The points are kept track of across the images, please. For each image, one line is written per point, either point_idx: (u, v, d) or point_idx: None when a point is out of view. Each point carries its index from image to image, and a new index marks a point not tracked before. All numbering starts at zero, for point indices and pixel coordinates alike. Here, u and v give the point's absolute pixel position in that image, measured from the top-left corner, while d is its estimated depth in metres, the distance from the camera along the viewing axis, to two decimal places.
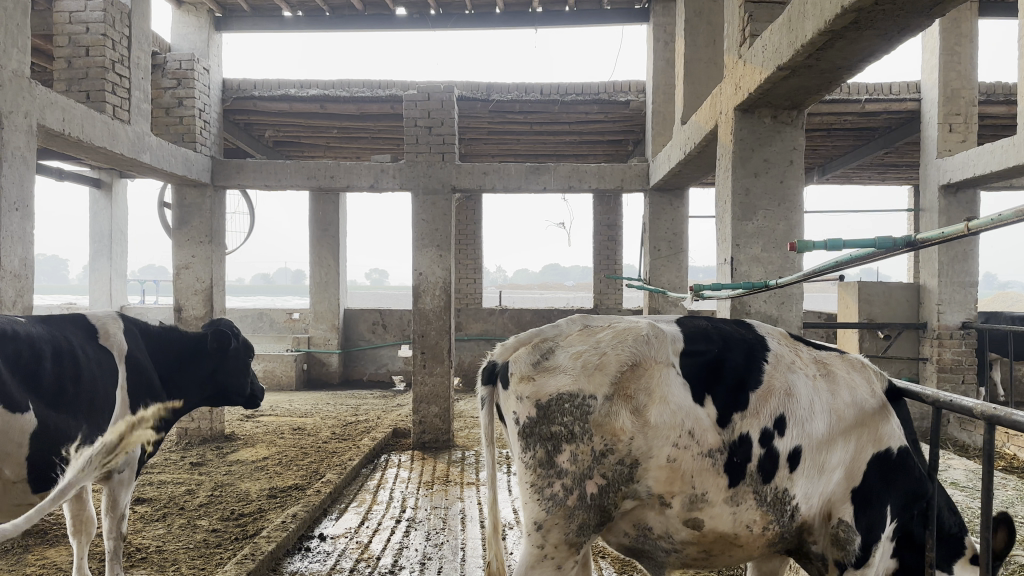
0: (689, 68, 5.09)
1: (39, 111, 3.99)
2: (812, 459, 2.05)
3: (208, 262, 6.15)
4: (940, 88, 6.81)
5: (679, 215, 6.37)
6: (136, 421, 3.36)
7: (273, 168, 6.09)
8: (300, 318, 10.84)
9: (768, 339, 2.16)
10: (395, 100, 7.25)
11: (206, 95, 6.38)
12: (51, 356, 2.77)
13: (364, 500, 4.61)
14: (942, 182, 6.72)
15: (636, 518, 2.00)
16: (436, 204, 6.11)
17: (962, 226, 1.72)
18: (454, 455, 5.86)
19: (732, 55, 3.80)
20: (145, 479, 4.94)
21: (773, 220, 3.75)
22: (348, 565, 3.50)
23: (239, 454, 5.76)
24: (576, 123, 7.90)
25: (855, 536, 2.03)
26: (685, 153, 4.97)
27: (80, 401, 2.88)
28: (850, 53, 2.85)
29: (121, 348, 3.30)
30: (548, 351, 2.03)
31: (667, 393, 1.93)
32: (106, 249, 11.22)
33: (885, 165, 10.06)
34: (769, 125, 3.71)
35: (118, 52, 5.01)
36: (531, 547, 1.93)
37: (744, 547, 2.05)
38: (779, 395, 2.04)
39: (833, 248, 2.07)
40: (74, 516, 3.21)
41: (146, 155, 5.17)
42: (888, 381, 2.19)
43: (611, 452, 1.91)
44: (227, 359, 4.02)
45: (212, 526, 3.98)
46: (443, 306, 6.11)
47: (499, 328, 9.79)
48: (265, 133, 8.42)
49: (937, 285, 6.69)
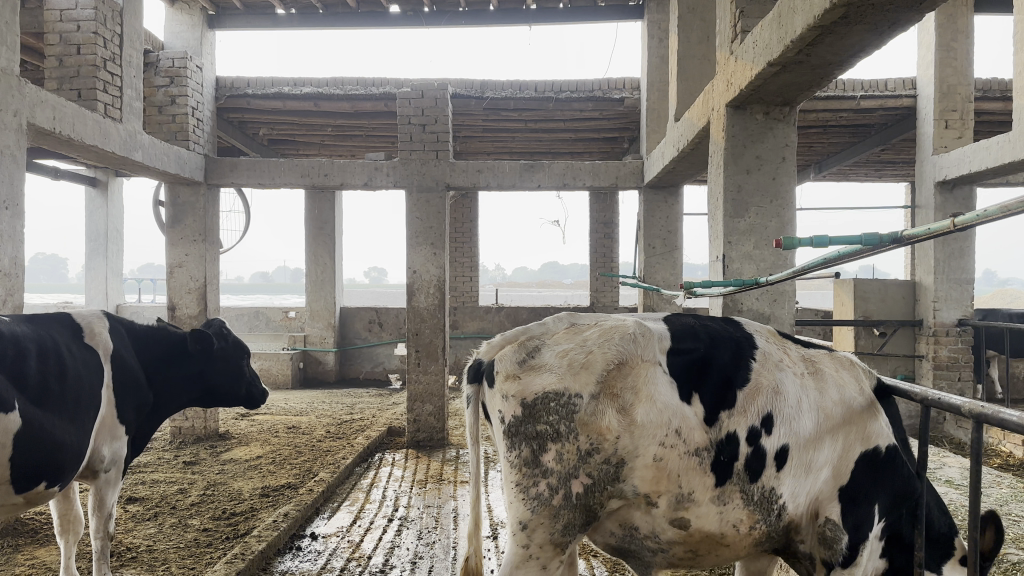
0: (683, 66, 5.07)
1: (28, 110, 3.95)
2: (799, 459, 2.03)
3: (201, 260, 6.11)
4: (935, 84, 6.79)
5: (674, 212, 6.36)
6: (122, 420, 3.33)
7: (266, 166, 6.05)
8: (296, 317, 10.79)
9: (756, 337, 2.14)
10: (390, 97, 7.21)
11: (198, 92, 6.35)
12: (35, 355, 2.75)
13: (356, 500, 4.59)
14: (939, 179, 6.71)
15: (623, 518, 1.98)
16: (431, 201, 6.08)
17: (949, 221, 1.71)
18: (449, 453, 5.84)
19: (724, 51, 3.78)
20: (136, 479, 4.91)
21: (765, 217, 3.73)
22: (338, 565, 3.47)
23: (232, 453, 5.73)
24: (571, 121, 7.86)
25: (843, 535, 2.01)
26: (679, 150, 4.95)
27: (66, 399, 2.86)
28: (841, 48, 2.83)
29: (106, 347, 3.28)
30: (534, 350, 2.01)
31: (653, 391, 1.92)
32: (101, 248, 11.18)
33: (881, 162, 10.05)
34: (761, 121, 3.69)
35: (110, 51, 4.97)
36: (515, 547, 1.91)
37: (731, 547, 2.03)
38: (767, 393, 2.02)
39: (820, 245, 2.06)
40: (60, 516, 3.18)
41: (138, 154, 5.12)
42: (877, 380, 2.17)
43: (597, 451, 1.89)
44: (216, 359, 4.01)
45: (203, 526, 3.95)
46: (437, 304, 6.08)
47: (495, 326, 9.77)
48: (259, 131, 8.38)
49: (933, 282, 6.68)
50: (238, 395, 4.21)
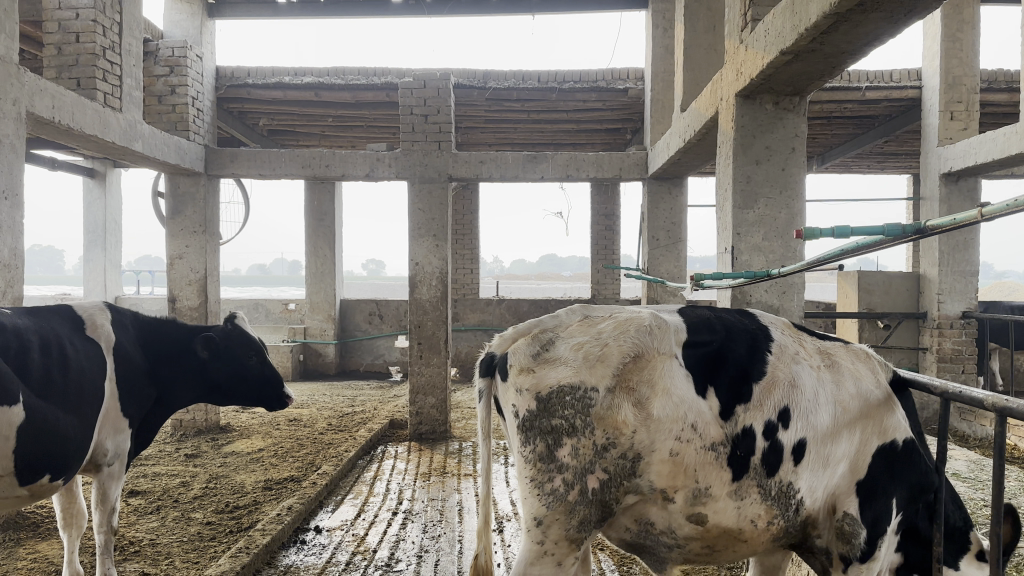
0: (689, 55, 5.00)
1: (28, 98, 3.89)
2: (817, 453, 2.00)
3: (202, 252, 6.06)
4: (941, 75, 6.73)
5: (678, 203, 6.31)
6: (126, 414, 3.31)
7: (266, 157, 5.98)
8: (296, 309, 10.76)
9: (772, 330, 2.10)
10: (391, 88, 7.17)
11: (199, 82, 6.29)
12: (38, 347, 2.71)
13: (360, 493, 4.57)
14: (944, 170, 6.67)
15: (638, 513, 1.95)
16: (433, 192, 6.02)
17: (974, 212, 1.66)
18: (452, 446, 5.82)
19: (733, 40, 3.73)
20: (137, 472, 4.88)
21: (774, 208, 3.69)
22: (344, 559, 3.45)
23: (235, 446, 5.70)
24: (574, 112, 7.81)
25: (861, 530, 1.98)
26: (685, 141, 4.90)
27: (69, 392, 2.82)
28: (855, 36, 2.78)
29: (109, 339, 3.25)
30: (547, 343, 1.97)
31: (670, 385, 1.88)
32: (100, 239, 11.12)
33: (885, 153, 10.00)
34: (771, 111, 3.64)
35: (109, 39, 4.89)
36: (530, 543, 1.89)
37: (748, 543, 2.00)
38: (783, 387, 1.99)
39: (839, 236, 2.01)
40: (64, 509, 3.16)
41: (138, 144, 5.07)
42: (893, 372, 2.14)
43: (612, 446, 1.86)
44: (219, 356, 3.88)
45: (207, 519, 3.94)
46: (439, 296, 6.05)
47: (496, 318, 9.74)
48: (259, 122, 8.31)
49: (937, 275, 6.64)
50: (247, 392, 4.05)
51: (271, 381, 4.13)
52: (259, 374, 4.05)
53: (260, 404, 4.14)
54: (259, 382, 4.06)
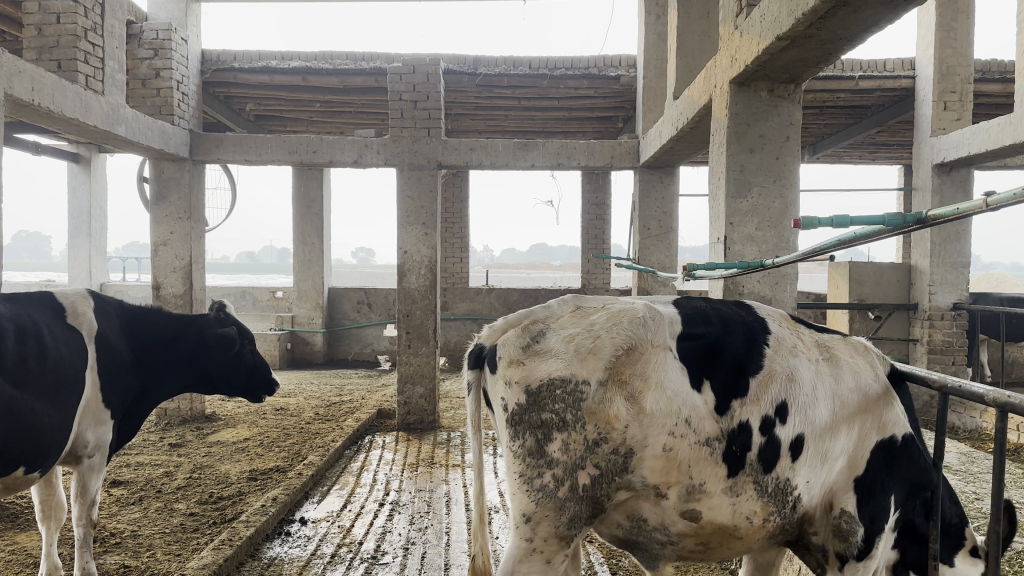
0: (682, 42, 4.91)
1: (6, 80, 3.72)
2: (814, 449, 1.95)
3: (186, 239, 5.94)
4: (934, 65, 6.67)
5: (670, 192, 6.25)
6: (108, 405, 3.21)
7: (252, 142, 5.81)
8: (283, 297, 10.60)
9: (768, 322, 2.05)
10: (380, 72, 7.01)
11: (184, 65, 6.13)
12: (14, 334, 2.61)
13: (347, 483, 4.51)
14: (937, 161, 6.68)
15: (630, 509, 1.90)
16: (422, 179, 5.92)
17: (979, 201, 1.60)
18: (441, 435, 5.78)
19: (728, 26, 3.64)
20: (121, 461, 4.79)
21: (768, 197, 3.63)
22: (329, 551, 3.39)
23: (220, 435, 5.61)
24: (566, 99, 7.69)
25: (858, 527, 1.95)
26: (677, 130, 4.83)
27: (45, 380, 2.73)
28: (852, 22, 2.71)
29: (91, 328, 3.15)
30: (538, 334, 1.91)
31: (664, 378, 1.83)
32: (84, 226, 10.87)
33: (877, 143, 9.98)
34: (765, 99, 3.58)
35: (91, 20, 4.73)
36: (519, 540, 1.83)
37: (743, 540, 1.96)
38: (781, 380, 1.94)
39: (841, 225, 1.95)
40: (42, 502, 3.05)
41: (122, 128, 4.93)
42: (890, 366, 2.10)
43: (604, 441, 1.80)
44: (219, 345, 3.83)
45: (190, 510, 3.86)
46: (428, 286, 5.96)
47: (486, 307, 9.69)
48: (245, 107, 8.14)
49: (928, 267, 6.65)
50: (237, 382, 4.02)
51: (260, 369, 4.10)
52: (251, 363, 4.02)
53: (250, 391, 4.11)
54: (249, 369, 4.02)
